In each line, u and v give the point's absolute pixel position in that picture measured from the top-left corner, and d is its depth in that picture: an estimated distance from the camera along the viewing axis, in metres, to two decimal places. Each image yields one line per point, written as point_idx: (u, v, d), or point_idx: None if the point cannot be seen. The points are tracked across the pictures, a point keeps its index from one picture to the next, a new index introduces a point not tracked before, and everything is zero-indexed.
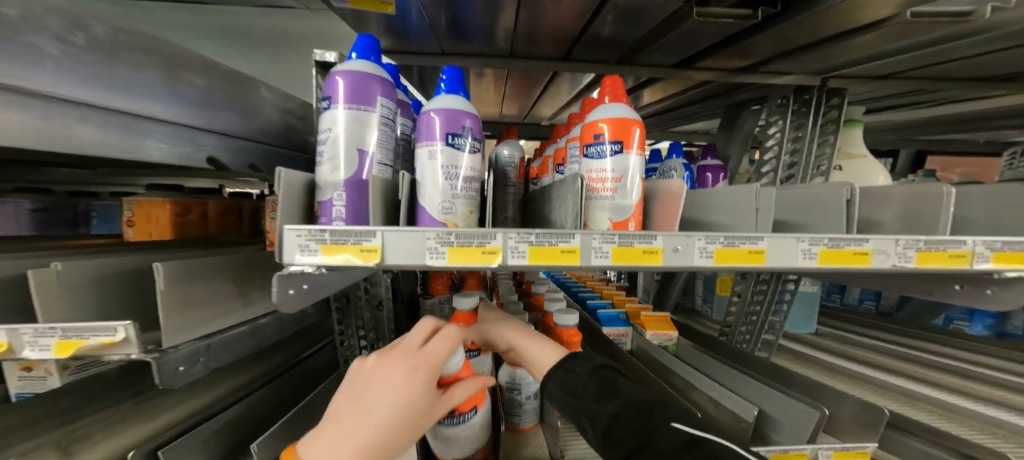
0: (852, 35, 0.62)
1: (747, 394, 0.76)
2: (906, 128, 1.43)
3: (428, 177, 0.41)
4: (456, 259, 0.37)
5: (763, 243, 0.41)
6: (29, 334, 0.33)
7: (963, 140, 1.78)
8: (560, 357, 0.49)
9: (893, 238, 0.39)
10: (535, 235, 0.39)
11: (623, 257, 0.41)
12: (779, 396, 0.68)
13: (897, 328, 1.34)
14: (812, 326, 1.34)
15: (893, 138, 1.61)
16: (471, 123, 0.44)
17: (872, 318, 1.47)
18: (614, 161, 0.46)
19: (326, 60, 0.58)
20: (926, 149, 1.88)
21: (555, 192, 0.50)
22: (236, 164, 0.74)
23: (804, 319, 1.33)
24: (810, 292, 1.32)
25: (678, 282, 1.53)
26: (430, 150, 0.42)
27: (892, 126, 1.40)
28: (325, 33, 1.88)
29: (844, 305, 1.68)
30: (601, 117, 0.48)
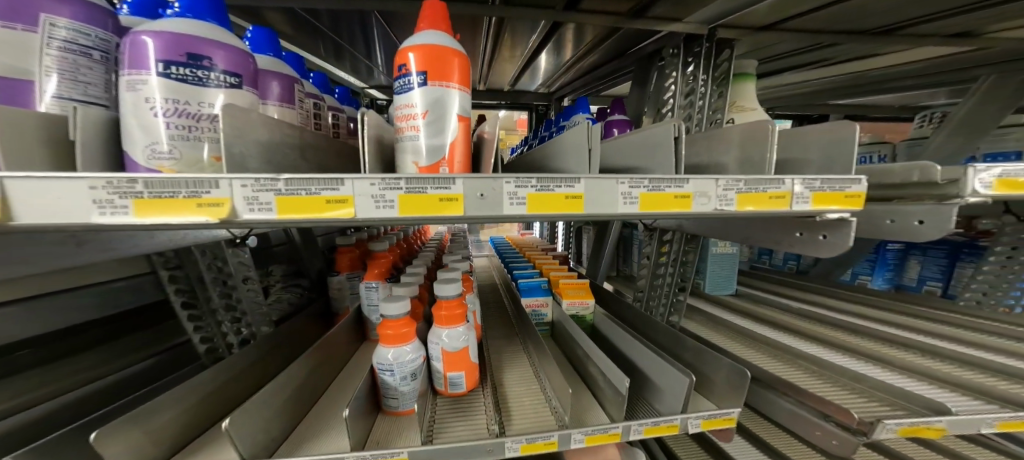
0: None
1: (640, 361, 0.75)
2: (823, 91, 1.47)
3: (134, 116, 0.30)
4: (147, 214, 0.26)
5: (581, 187, 0.35)
6: None
7: (878, 104, 1.88)
8: None
9: (714, 178, 0.35)
10: (282, 182, 0.30)
11: (412, 207, 0.33)
12: (661, 363, 0.67)
13: (807, 285, 1.44)
14: (732, 287, 1.40)
15: (814, 102, 1.68)
16: (216, 57, 0.33)
17: (790, 276, 1.59)
18: (422, 94, 0.38)
19: None
20: (850, 113, 1.98)
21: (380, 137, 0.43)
22: None
23: (724, 280, 1.38)
24: (729, 253, 1.37)
25: (608, 250, 1.52)
26: (137, 80, 0.30)
27: (807, 90, 1.43)
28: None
29: (771, 266, 1.80)
30: (409, 45, 0.39)
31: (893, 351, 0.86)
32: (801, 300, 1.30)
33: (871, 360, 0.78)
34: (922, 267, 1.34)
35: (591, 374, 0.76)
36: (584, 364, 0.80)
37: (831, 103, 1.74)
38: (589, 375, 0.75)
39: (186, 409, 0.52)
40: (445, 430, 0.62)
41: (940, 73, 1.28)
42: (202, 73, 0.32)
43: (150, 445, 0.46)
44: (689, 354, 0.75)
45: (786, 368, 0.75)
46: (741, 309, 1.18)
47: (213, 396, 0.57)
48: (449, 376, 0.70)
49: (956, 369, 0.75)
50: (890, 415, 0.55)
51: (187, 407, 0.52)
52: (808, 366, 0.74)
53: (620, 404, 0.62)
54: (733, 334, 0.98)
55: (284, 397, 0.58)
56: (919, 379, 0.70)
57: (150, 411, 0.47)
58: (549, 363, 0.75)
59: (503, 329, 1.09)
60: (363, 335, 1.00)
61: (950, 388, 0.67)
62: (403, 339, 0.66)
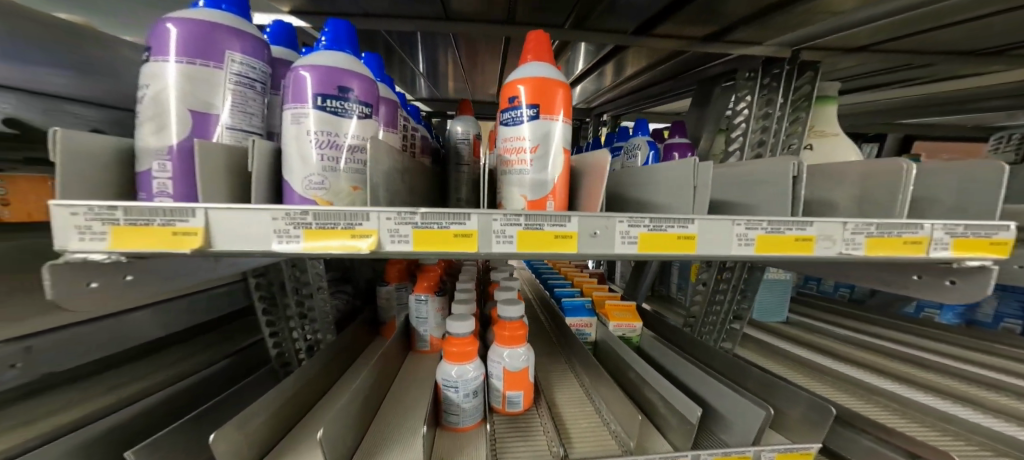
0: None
1: (701, 391, 0.72)
2: (892, 110, 1.37)
3: (293, 147, 0.34)
4: (313, 243, 0.30)
5: (695, 227, 0.35)
6: None
7: (948, 124, 1.73)
8: None
9: (842, 221, 0.34)
10: (419, 216, 0.32)
11: (529, 242, 0.34)
12: (729, 394, 0.64)
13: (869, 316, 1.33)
14: (784, 314, 1.32)
15: (877, 121, 1.57)
16: (354, 88, 0.37)
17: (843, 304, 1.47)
18: (531, 128, 0.39)
19: None
20: (914, 132, 1.83)
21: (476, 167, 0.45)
22: None
23: (774, 307, 1.31)
24: (782, 280, 1.29)
25: (649, 269, 1.43)
26: (298, 113, 0.34)
27: (874, 108, 1.34)
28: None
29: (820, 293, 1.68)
30: (519, 78, 0.40)
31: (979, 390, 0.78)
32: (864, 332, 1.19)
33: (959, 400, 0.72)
34: (999, 303, 1.18)
35: (649, 400, 0.72)
36: (638, 389, 0.78)
37: (897, 121, 1.62)
38: (647, 401, 0.72)
39: (273, 410, 0.55)
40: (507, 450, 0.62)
41: None
42: (345, 104, 0.36)
43: (246, 445, 0.49)
44: (755, 385, 0.71)
45: (862, 405, 0.69)
46: (800, 339, 1.10)
47: (294, 397, 0.61)
48: (508, 394, 0.71)
49: None
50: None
51: (274, 408, 0.55)
52: (885, 403, 0.69)
53: (688, 437, 0.59)
54: (793, 364, 0.91)
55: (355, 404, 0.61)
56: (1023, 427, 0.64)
57: (248, 414, 0.50)
58: (606, 383, 0.73)
59: (545, 346, 1.08)
60: (411, 345, 1.02)
61: None
62: (468, 357, 0.67)
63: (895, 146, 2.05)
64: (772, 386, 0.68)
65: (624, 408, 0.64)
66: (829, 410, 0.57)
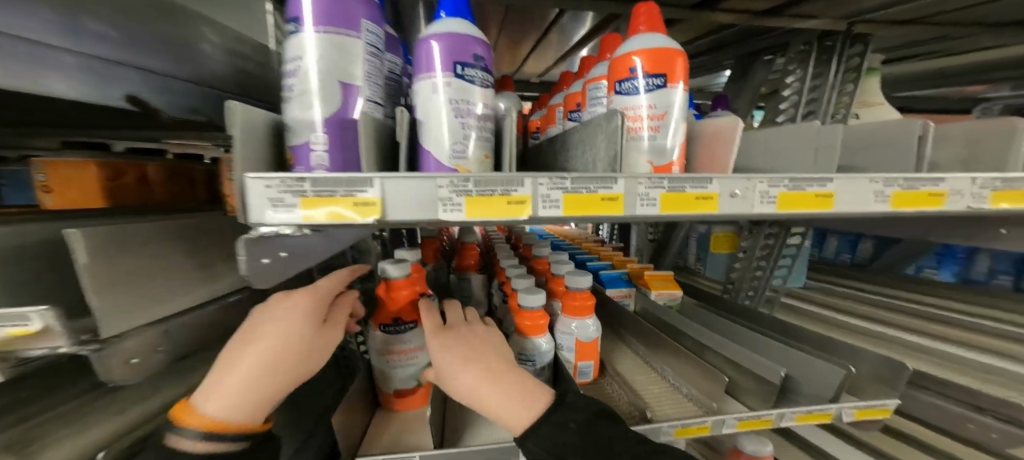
0: None
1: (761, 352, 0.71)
2: (904, 82, 1.40)
3: (433, 118, 0.32)
4: (475, 211, 0.29)
5: (833, 185, 0.35)
6: None
7: (943, 97, 1.78)
8: (542, 410, 0.37)
9: (971, 177, 0.35)
10: (570, 180, 0.32)
11: (674, 205, 0.34)
12: (800, 355, 0.63)
13: (877, 273, 1.30)
14: (801, 280, 1.25)
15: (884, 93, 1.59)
16: (483, 56, 0.35)
17: (847, 269, 1.37)
18: (653, 97, 0.38)
19: None
20: (908, 106, 1.88)
21: (577, 137, 0.43)
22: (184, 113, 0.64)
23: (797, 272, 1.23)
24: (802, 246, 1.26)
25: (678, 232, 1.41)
26: (432, 82, 0.33)
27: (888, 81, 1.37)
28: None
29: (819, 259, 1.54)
30: (635, 48, 0.39)
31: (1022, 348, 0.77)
32: (886, 287, 1.17)
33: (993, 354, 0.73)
34: (991, 261, 1.08)
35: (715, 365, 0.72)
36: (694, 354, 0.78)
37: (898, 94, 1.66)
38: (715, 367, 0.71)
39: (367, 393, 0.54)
40: None
41: None
42: (478, 72, 0.34)
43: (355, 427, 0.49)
44: (813, 345, 0.71)
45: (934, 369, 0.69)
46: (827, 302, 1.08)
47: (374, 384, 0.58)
48: (579, 365, 0.70)
49: None
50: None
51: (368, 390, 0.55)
52: (953, 367, 0.69)
53: (769, 398, 0.59)
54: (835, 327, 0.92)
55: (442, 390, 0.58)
56: None
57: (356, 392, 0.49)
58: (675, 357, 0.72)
59: None
60: None
61: None
62: (539, 330, 0.66)
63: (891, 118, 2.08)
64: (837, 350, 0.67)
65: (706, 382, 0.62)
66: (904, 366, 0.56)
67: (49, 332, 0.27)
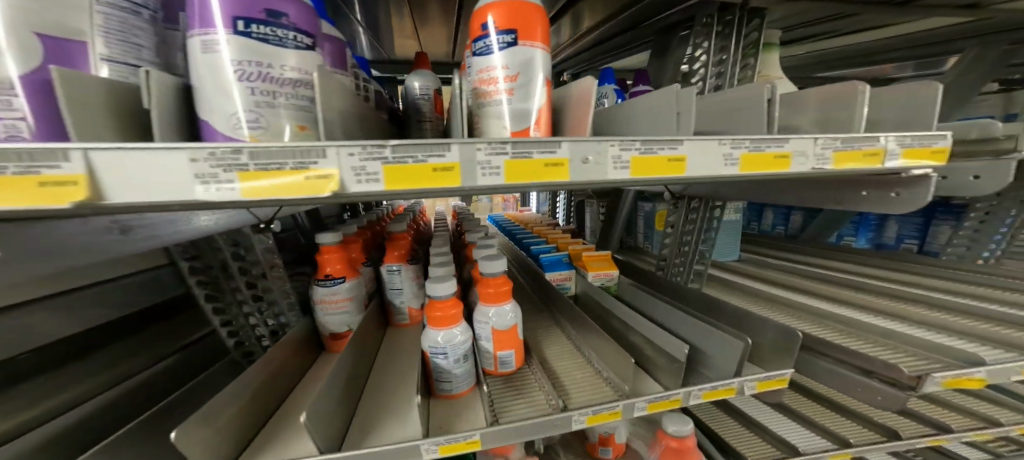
0: None
1: (678, 328, 0.73)
2: (823, 61, 1.48)
3: (212, 86, 0.25)
4: (254, 191, 0.23)
5: (683, 149, 0.34)
6: None
7: (863, 76, 1.91)
8: None
9: (812, 137, 0.35)
10: (390, 149, 0.27)
11: (520, 173, 0.31)
12: (708, 329, 0.64)
13: (801, 244, 1.39)
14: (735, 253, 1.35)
15: (810, 73, 1.68)
16: (291, 13, 0.27)
17: (780, 240, 1.49)
18: (507, 56, 0.35)
19: None
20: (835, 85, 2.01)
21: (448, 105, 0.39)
22: None
23: (729, 246, 1.33)
24: (733, 220, 1.28)
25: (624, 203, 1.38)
26: (208, 41, 0.25)
27: (808, 60, 1.44)
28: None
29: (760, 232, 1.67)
30: (488, 1, 0.35)
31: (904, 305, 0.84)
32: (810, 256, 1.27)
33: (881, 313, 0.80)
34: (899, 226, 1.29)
35: (635, 343, 0.74)
36: (621, 335, 0.79)
37: (823, 74, 1.76)
38: (635, 344, 0.72)
39: (242, 402, 0.49)
40: (507, 409, 0.58)
41: (926, 45, 1.30)
42: (281, 31, 0.27)
43: (218, 444, 0.43)
44: (729, 319, 0.72)
45: (822, 331, 0.74)
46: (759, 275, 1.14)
47: (258, 392, 0.53)
48: (499, 355, 0.67)
49: (972, 321, 0.74)
50: (931, 368, 0.56)
51: (245, 400, 0.49)
52: (840, 328, 0.74)
53: (679, 375, 0.60)
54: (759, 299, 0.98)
55: (338, 398, 0.52)
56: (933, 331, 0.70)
57: (216, 405, 0.44)
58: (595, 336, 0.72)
59: (527, 305, 1.05)
60: (389, 320, 0.94)
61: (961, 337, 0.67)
62: (451, 320, 0.62)
63: None
64: (743, 318, 0.69)
65: (618, 360, 0.62)
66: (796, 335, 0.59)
67: None
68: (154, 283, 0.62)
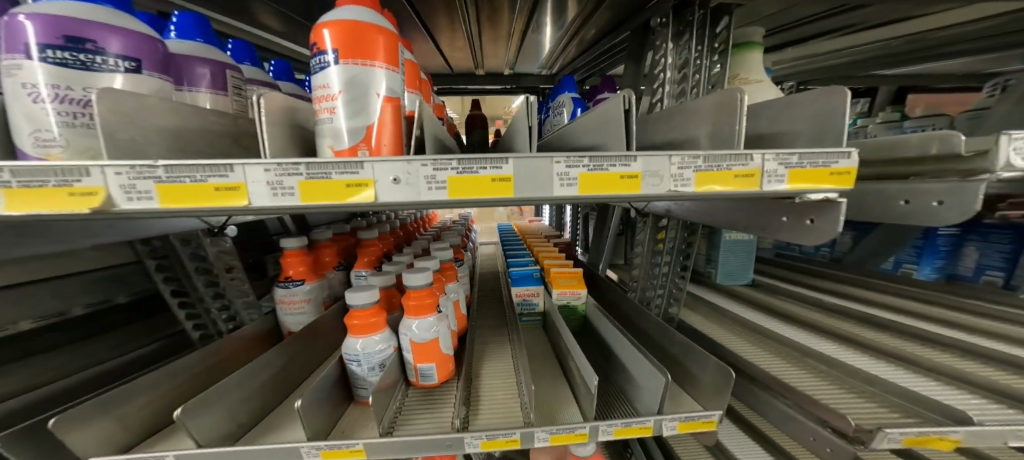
0: None
1: (622, 354, 0.67)
2: (866, 60, 1.27)
3: (15, 107, 0.28)
4: (18, 206, 0.25)
5: (509, 167, 0.31)
6: None
7: (942, 73, 1.58)
8: None
9: (666, 155, 0.31)
10: (163, 169, 0.27)
11: (315, 194, 0.29)
12: (639, 359, 0.59)
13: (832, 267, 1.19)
14: (749, 277, 1.13)
15: (858, 72, 1.45)
16: (107, 41, 0.30)
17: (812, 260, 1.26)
18: (337, 73, 0.34)
19: None
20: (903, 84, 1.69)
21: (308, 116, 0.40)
22: None
23: (740, 268, 1.11)
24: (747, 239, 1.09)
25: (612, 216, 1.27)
26: (14, 65, 0.28)
27: (844, 59, 1.25)
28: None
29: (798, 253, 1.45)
30: (324, 20, 0.35)
31: (916, 344, 0.68)
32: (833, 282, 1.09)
33: (872, 352, 0.65)
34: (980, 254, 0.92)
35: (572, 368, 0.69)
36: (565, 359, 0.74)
37: (878, 73, 1.51)
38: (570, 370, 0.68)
39: (173, 391, 0.53)
40: (406, 423, 0.59)
41: (1002, 34, 1.05)
42: (88, 56, 0.29)
43: (119, 430, 0.47)
44: (678, 349, 0.65)
45: (783, 367, 0.63)
46: (746, 296, 1.00)
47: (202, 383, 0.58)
48: (419, 367, 0.67)
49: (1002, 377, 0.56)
50: (894, 422, 0.45)
51: (163, 391, 0.52)
52: (811, 366, 0.62)
53: (591, 408, 0.54)
54: (732, 323, 0.85)
55: (246, 401, 0.54)
56: (934, 379, 0.56)
57: (124, 393, 0.48)
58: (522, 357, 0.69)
59: (493, 320, 1.03)
60: None
61: (968, 389, 0.53)
62: (373, 328, 0.63)
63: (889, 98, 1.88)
64: (687, 349, 0.62)
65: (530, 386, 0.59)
66: (731, 372, 0.52)
67: None
68: (126, 278, 0.71)
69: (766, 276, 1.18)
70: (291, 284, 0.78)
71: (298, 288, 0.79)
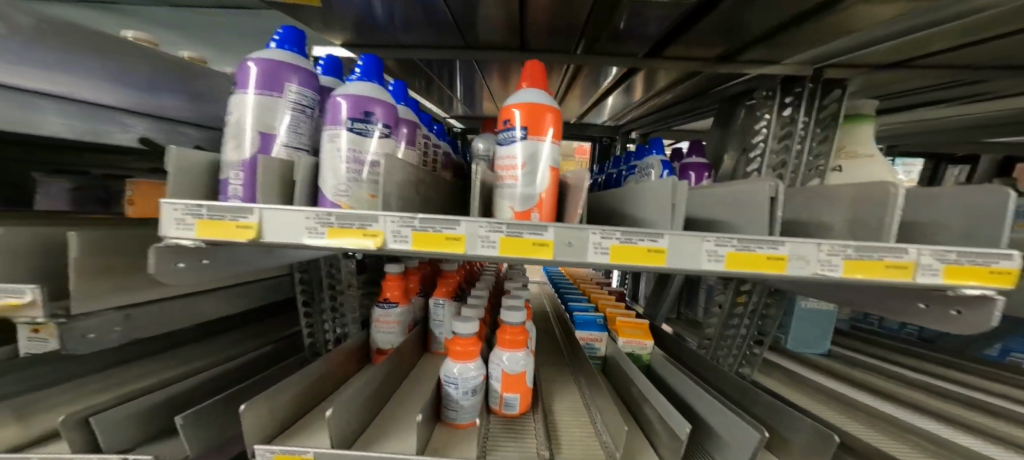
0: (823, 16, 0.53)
1: (700, 406, 0.68)
2: (974, 130, 1.19)
3: (328, 159, 0.43)
4: (334, 237, 0.38)
5: (664, 241, 0.37)
6: None
7: None
8: None
9: (814, 243, 0.35)
10: (418, 220, 0.39)
11: (511, 249, 0.39)
12: (730, 418, 0.58)
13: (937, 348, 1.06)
14: (825, 347, 1.07)
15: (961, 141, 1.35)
16: (377, 110, 0.46)
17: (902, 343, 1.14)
18: (522, 147, 0.44)
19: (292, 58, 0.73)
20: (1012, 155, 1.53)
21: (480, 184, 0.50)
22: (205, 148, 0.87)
23: (816, 337, 1.06)
24: (825, 309, 1.04)
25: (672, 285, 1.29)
26: (333, 133, 0.43)
27: (949, 127, 1.18)
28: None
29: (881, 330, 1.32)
30: (515, 103, 0.45)
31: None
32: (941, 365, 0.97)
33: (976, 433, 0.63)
34: None
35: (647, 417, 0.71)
36: (638, 405, 0.76)
37: (984, 142, 1.39)
38: (645, 418, 0.70)
39: (298, 392, 0.64)
40: (496, 448, 0.65)
41: None
42: (368, 126, 0.45)
43: (270, 421, 0.57)
44: (762, 409, 0.64)
45: (869, 433, 0.62)
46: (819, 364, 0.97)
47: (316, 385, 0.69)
48: (505, 396, 0.73)
49: None
50: None
51: (299, 388, 0.64)
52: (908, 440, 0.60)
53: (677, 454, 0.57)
54: (812, 392, 0.81)
55: (364, 401, 0.62)
56: None
57: (276, 390, 0.58)
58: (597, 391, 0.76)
59: (552, 357, 1.07)
60: (428, 346, 1.03)
61: None
62: (470, 356, 0.72)
63: (993, 167, 1.71)
64: (777, 410, 0.61)
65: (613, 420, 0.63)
66: (833, 437, 0.51)
67: (32, 303, 0.37)
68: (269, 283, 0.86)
69: (850, 349, 1.09)
70: (384, 305, 0.90)
71: (390, 309, 0.90)
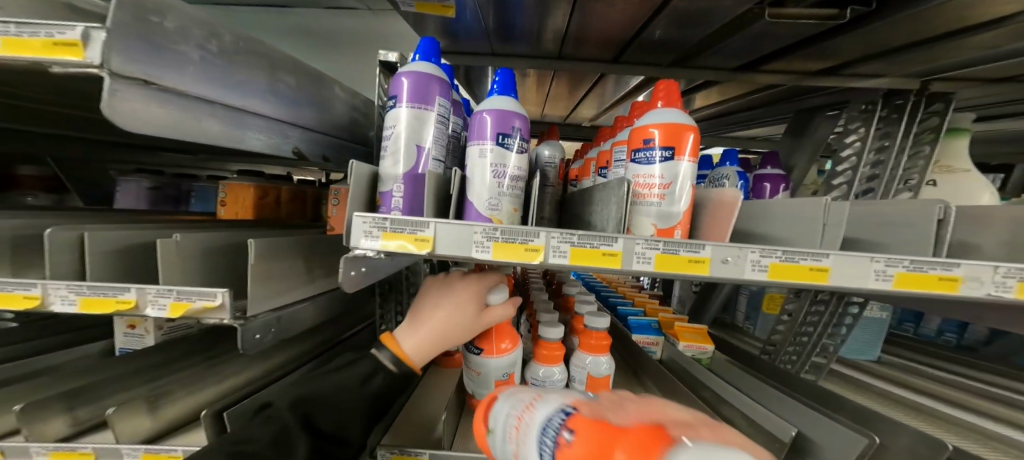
0: (967, 33, 0.52)
1: (783, 414, 0.66)
2: None
3: (478, 175, 0.44)
4: (499, 254, 0.39)
5: (829, 261, 0.38)
6: (152, 293, 0.40)
7: None
8: None
9: (992, 266, 0.36)
10: (577, 236, 0.40)
11: (667, 264, 0.40)
12: (823, 420, 0.57)
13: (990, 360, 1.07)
14: (874, 354, 1.09)
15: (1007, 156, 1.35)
16: (517, 123, 0.46)
17: (947, 350, 1.14)
18: (663, 167, 0.45)
19: (389, 62, 0.65)
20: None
21: (598, 195, 0.49)
22: (308, 153, 0.81)
23: (866, 344, 1.08)
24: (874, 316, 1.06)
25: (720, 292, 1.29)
26: (481, 148, 0.44)
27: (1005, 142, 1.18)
28: (367, 32, 1.84)
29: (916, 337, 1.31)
30: (652, 122, 0.46)
31: None
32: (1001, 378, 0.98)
33: None
34: None
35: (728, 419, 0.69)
36: (713, 407, 0.74)
37: None
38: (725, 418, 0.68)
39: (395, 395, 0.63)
40: None
41: None
42: (512, 140, 0.45)
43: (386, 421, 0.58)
44: (851, 415, 0.63)
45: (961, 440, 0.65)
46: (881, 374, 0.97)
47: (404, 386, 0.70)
48: None
49: None
50: None
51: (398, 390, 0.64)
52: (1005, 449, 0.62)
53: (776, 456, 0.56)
54: (889, 401, 0.82)
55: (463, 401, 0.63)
56: None
57: None
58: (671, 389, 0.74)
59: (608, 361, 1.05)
60: None
61: None
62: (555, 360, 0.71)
63: None
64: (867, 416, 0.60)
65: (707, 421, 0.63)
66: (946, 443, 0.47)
67: (220, 308, 0.40)
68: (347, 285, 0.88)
69: (906, 359, 1.09)
70: None
71: None
